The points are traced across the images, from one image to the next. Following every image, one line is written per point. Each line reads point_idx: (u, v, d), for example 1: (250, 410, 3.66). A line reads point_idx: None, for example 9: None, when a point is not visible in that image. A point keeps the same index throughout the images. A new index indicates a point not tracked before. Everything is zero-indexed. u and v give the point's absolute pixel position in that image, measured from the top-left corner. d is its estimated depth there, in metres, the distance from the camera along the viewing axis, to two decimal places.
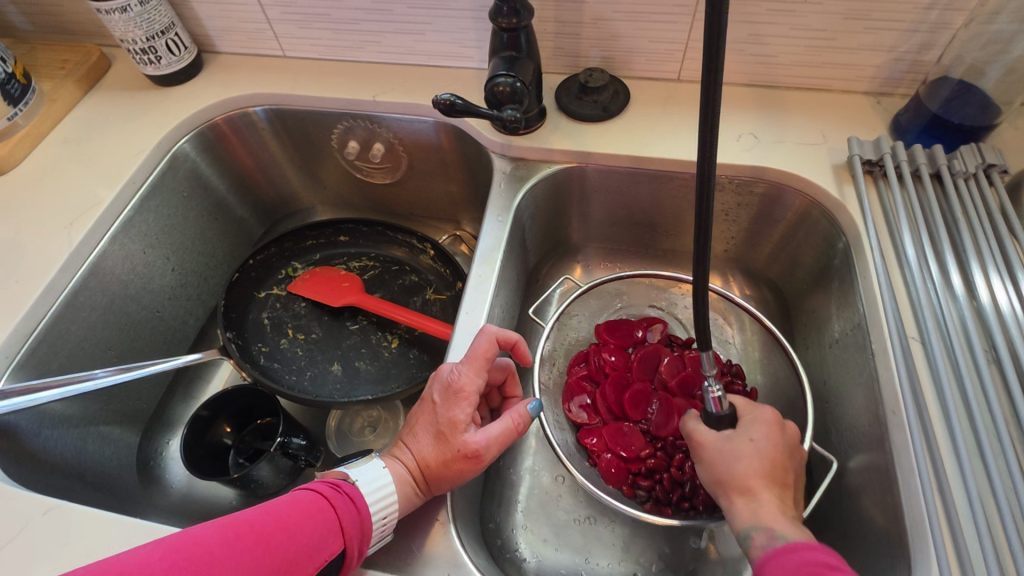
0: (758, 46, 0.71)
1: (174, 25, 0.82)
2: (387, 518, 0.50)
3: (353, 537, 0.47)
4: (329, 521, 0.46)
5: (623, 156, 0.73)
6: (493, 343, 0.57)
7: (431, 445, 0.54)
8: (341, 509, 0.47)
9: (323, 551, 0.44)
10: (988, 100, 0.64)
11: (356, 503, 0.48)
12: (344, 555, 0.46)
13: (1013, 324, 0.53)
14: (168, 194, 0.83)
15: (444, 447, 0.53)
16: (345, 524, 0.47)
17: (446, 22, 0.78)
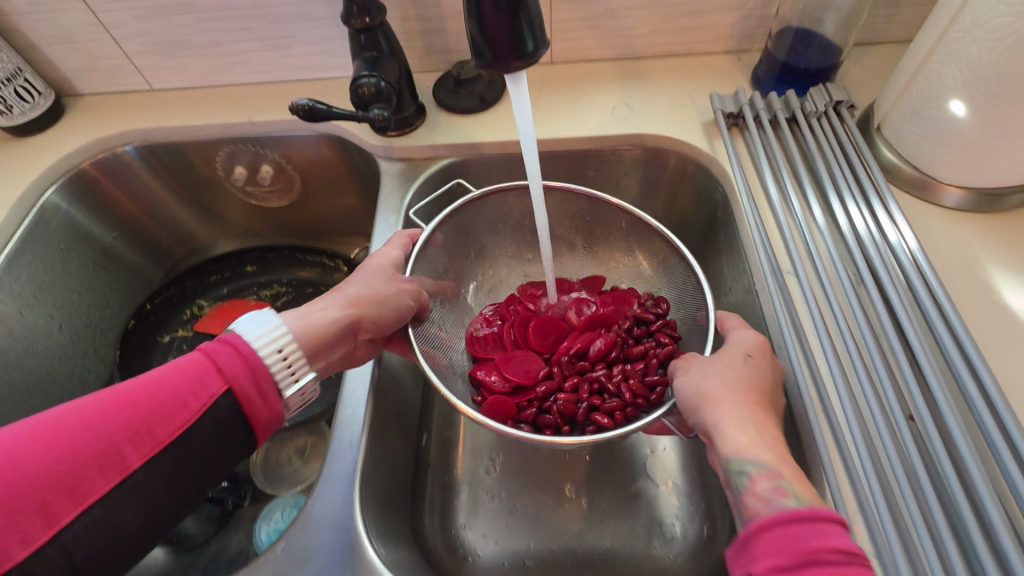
0: (615, 20, 0.74)
1: (21, 71, 0.77)
2: (283, 352, 0.47)
3: (258, 372, 0.46)
4: (236, 363, 0.45)
5: (505, 141, 0.74)
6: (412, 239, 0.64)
7: (361, 283, 0.58)
8: (219, 355, 0.45)
9: (202, 395, 0.44)
10: (827, 44, 0.69)
11: (238, 348, 0.46)
12: (260, 387, 0.46)
13: (871, 244, 0.56)
14: (43, 248, 0.78)
15: (383, 289, 0.58)
16: (250, 362, 0.46)
17: (310, 33, 0.77)
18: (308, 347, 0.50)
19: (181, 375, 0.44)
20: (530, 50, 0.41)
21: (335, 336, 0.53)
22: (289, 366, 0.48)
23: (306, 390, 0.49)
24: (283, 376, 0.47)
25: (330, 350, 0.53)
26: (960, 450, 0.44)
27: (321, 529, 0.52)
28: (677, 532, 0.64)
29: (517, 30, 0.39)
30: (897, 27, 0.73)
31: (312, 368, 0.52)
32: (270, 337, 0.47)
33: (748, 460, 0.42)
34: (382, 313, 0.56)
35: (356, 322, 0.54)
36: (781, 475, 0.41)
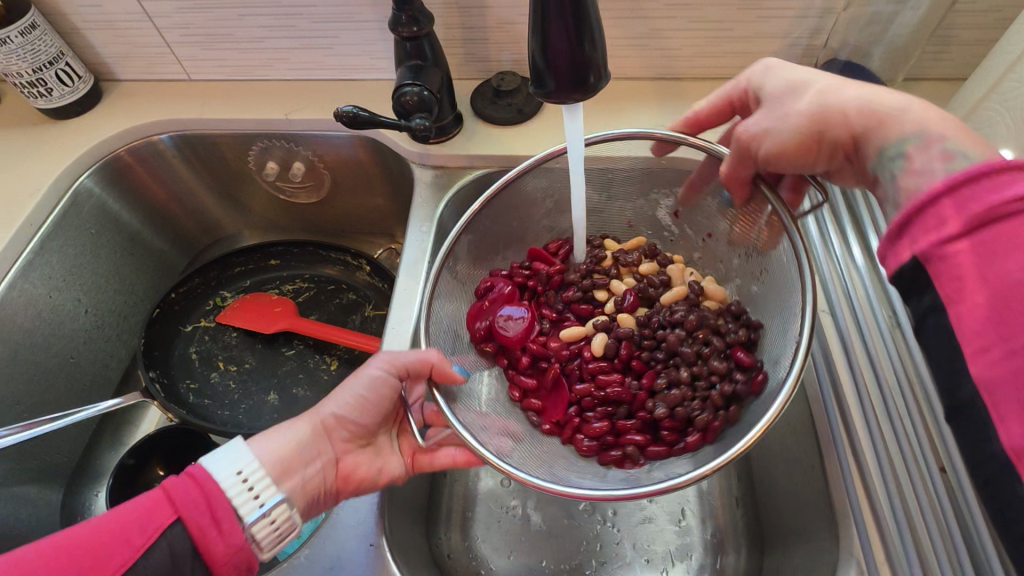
0: (658, 41, 0.74)
1: (63, 55, 0.78)
2: (252, 482, 0.46)
3: (214, 507, 0.44)
4: (191, 499, 0.43)
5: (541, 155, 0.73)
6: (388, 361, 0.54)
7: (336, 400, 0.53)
8: (174, 490, 0.44)
9: (149, 529, 0.42)
10: (874, 79, 0.68)
11: (197, 482, 0.44)
12: (214, 525, 0.43)
13: None
14: (75, 232, 0.78)
15: (354, 396, 0.53)
16: (208, 500, 0.44)
17: (351, 35, 0.77)
18: (274, 466, 0.49)
19: (131, 511, 0.43)
20: (591, 80, 0.40)
21: (303, 449, 0.51)
22: (253, 489, 0.46)
23: (274, 516, 0.46)
24: (245, 500, 0.45)
25: (303, 466, 0.50)
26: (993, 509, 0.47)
27: (342, 539, 0.53)
28: (692, 562, 0.63)
29: (579, 58, 0.39)
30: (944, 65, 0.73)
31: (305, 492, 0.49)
32: (237, 460, 0.47)
33: (903, 141, 0.42)
34: (351, 414, 0.53)
35: (328, 435, 0.53)
36: (951, 151, 0.40)
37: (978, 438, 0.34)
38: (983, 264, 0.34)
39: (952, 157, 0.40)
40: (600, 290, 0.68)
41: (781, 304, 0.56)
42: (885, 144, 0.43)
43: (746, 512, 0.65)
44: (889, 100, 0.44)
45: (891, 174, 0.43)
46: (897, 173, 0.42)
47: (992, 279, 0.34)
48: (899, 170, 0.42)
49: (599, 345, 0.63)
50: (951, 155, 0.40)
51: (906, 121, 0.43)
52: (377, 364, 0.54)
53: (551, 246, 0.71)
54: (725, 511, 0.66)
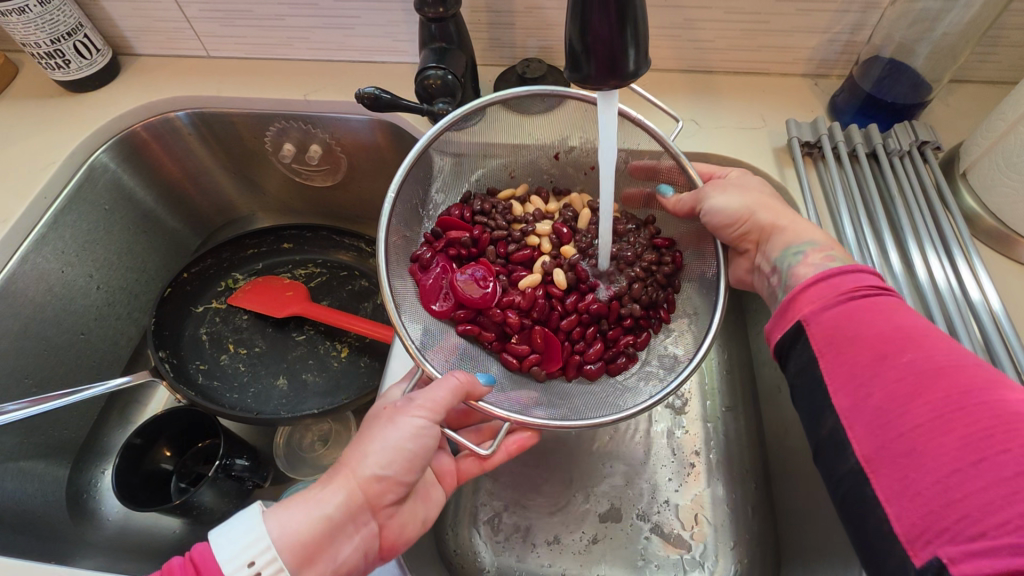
0: (691, 31, 0.71)
1: (82, 26, 0.76)
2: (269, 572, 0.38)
3: None
4: None
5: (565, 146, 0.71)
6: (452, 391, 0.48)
7: (371, 457, 0.44)
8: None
9: None
10: (918, 78, 0.65)
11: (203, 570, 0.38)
12: None
13: (948, 297, 0.53)
14: (89, 207, 0.77)
15: (397, 447, 0.45)
16: None
17: (375, 16, 0.75)
18: (300, 555, 0.40)
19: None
20: (629, 68, 0.38)
21: (336, 532, 0.42)
22: None
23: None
24: None
25: (338, 551, 0.42)
26: None
27: None
28: (704, 571, 0.62)
29: (619, 43, 0.37)
30: (991, 67, 0.69)
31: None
32: (249, 543, 0.39)
33: (803, 244, 0.52)
34: (387, 470, 0.45)
35: (362, 503, 0.44)
36: (832, 251, 0.50)
37: (869, 520, 0.36)
38: (837, 325, 0.42)
39: (832, 263, 0.49)
40: (528, 235, 0.71)
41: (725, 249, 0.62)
42: (786, 245, 0.53)
43: (763, 521, 0.64)
44: (785, 212, 0.55)
45: (786, 268, 0.52)
46: (794, 266, 0.51)
47: (890, 373, 0.38)
48: (795, 262, 0.51)
49: (562, 280, 0.66)
50: (830, 258, 0.50)
51: (814, 231, 0.53)
52: (444, 397, 0.48)
53: (455, 212, 0.71)
54: (739, 520, 0.64)
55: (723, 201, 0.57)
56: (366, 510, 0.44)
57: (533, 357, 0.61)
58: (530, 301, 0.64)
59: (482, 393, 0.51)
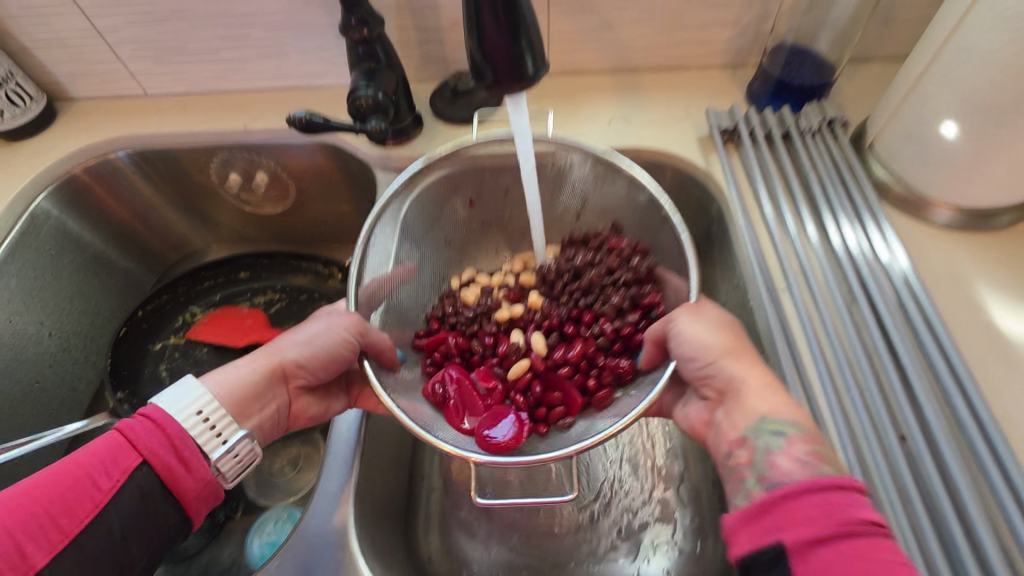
0: (611, 34, 0.74)
1: (13, 75, 0.76)
2: (222, 432, 0.48)
3: (184, 449, 0.46)
4: (151, 443, 0.45)
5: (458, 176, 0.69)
6: (356, 328, 0.56)
7: (296, 347, 0.56)
8: (139, 441, 0.45)
9: (112, 475, 0.44)
10: (821, 61, 0.70)
11: (163, 430, 0.46)
12: (181, 468, 0.46)
13: (860, 263, 0.58)
14: (34, 254, 0.77)
15: (302, 346, 0.56)
16: (176, 443, 0.46)
17: (307, 42, 0.77)
18: (233, 404, 0.51)
19: (93, 458, 0.45)
20: (529, 72, 0.41)
21: (260, 393, 0.54)
22: (212, 426, 0.48)
23: (238, 451, 0.48)
24: (205, 437, 0.47)
25: (258, 406, 0.53)
26: (950, 472, 0.47)
27: (311, 547, 0.52)
28: (670, 548, 0.64)
29: (516, 51, 0.40)
30: (890, 44, 0.75)
31: (243, 426, 0.52)
32: (195, 399, 0.48)
33: (787, 422, 0.44)
34: (304, 357, 0.56)
35: (278, 371, 0.55)
36: (818, 442, 0.43)
37: None
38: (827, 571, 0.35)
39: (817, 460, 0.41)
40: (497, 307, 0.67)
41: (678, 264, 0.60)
42: (762, 416, 0.45)
43: (721, 494, 0.66)
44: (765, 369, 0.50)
45: (762, 449, 0.43)
46: (771, 449, 0.43)
47: None
48: (775, 444, 0.43)
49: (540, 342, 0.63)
50: (817, 454, 0.42)
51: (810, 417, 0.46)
52: (343, 330, 0.55)
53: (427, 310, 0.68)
54: (701, 497, 0.66)
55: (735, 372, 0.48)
56: (280, 381, 0.56)
57: (556, 410, 0.58)
58: (524, 379, 0.61)
59: (376, 330, 0.57)
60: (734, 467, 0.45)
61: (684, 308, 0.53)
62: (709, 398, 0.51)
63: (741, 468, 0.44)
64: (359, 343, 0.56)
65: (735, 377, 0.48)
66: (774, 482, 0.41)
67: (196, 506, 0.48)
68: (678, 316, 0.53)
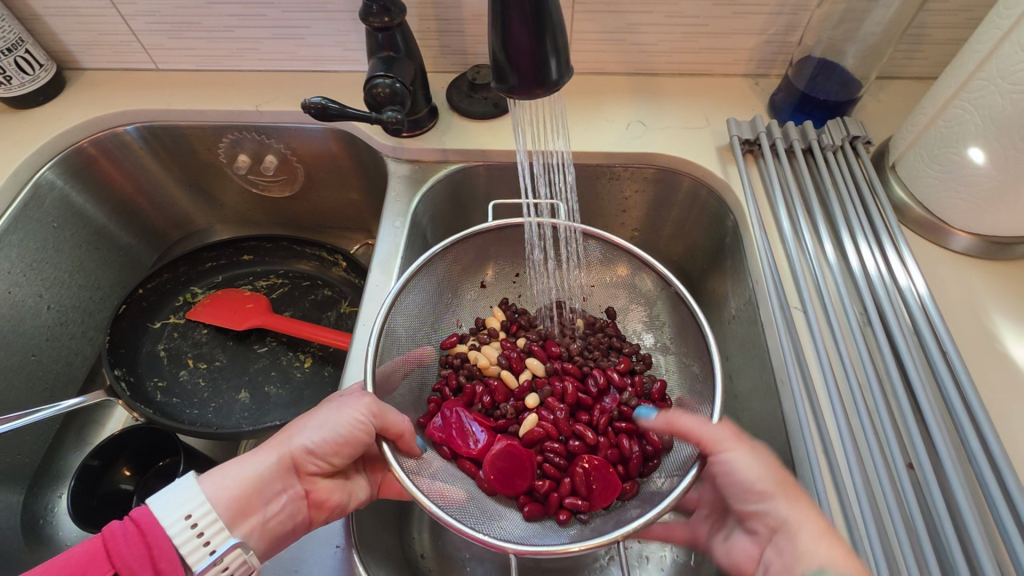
0: (635, 36, 0.73)
1: (23, 42, 0.75)
2: (225, 560, 0.42)
3: (162, 561, 0.39)
4: (132, 553, 0.39)
5: (495, 242, 0.72)
6: (366, 415, 0.50)
7: (307, 434, 0.50)
8: (121, 550, 0.39)
9: None
10: (848, 76, 0.68)
11: (147, 540, 0.40)
12: None
13: (877, 285, 0.57)
14: (35, 224, 0.75)
15: (317, 432, 0.50)
16: (155, 554, 0.40)
17: (325, 25, 0.76)
18: (231, 508, 0.45)
19: (65, 567, 0.38)
20: (553, 77, 0.40)
21: (263, 486, 0.47)
22: (202, 535, 0.41)
23: (228, 563, 0.42)
24: (193, 547, 0.41)
25: (262, 504, 0.47)
26: (958, 504, 0.46)
27: (306, 539, 0.52)
28: (665, 559, 0.63)
29: (541, 54, 0.39)
30: (918, 63, 0.73)
31: (239, 529, 0.45)
32: (188, 499, 0.42)
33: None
34: (315, 444, 0.50)
35: (286, 465, 0.49)
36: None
37: None
38: None
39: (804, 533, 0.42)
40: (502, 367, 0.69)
41: (697, 337, 0.62)
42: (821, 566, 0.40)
43: None
44: None
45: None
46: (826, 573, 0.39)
47: None
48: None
49: (534, 398, 0.66)
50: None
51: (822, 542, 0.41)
52: (354, 413, 0.50)
53: (449, 340, 0.70)
54: None
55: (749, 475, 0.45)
56: (291, 472, 0.50)
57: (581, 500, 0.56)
58: (534, 433, 0.62)
59: (389, 409, 0.52)
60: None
61: (726, 431, 0.49)
62: (757, 532, 0.47)
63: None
64: (371, 432, 0.51)
65: (788, 517, 0.43)
66: None
67: None
68: (724, 439, 0.48)
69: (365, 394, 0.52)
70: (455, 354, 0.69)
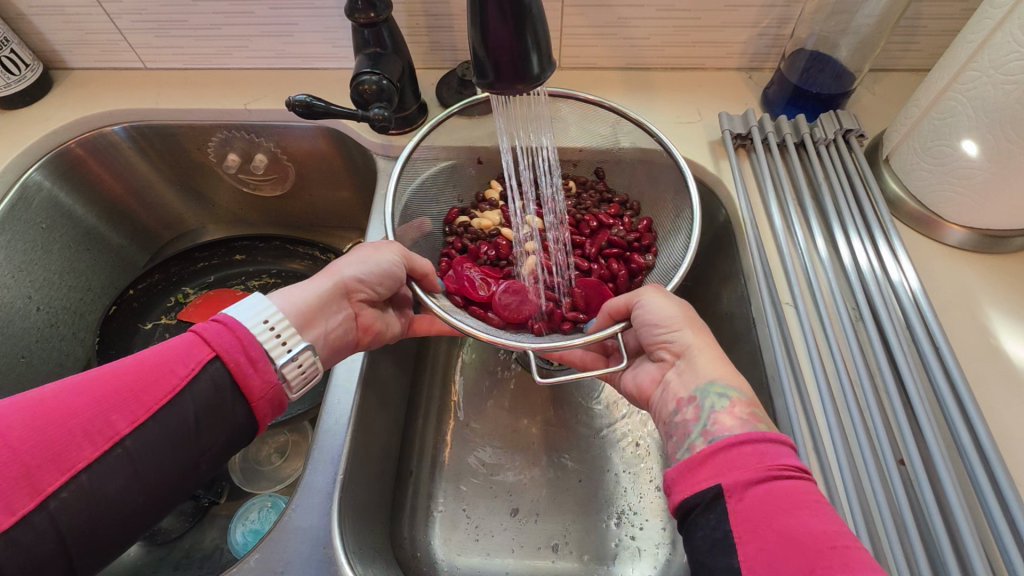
0: (625, 30, 0.72)
1: (9, 42, 0.74)
2: (300, 360, 0.46)
3: (248, 355, 0.45)
4: (226, 341, 0.44)
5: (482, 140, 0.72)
6: (400, 254, 0.56)
7: (352, 262, 0.55)
8: (218, 339, 0.44)
9: (189, 363, 0.43)
10: (842, 69, 0.67)
11: (240, 331, 0.45)
12: (252, 376, 0.45)
13: (869, 280, 0.57)
14: (22, 226, 0.75)
15: (361, 263, 0.55)
16: (245, 344, 0.45)
17: (312, 22, 0.75)
18: (299, 316, 0.50)
19: (172, 349, 0.44)
20: (534, 72, 0.40)
21: (324, 304, 0.52)
22: (280, 335, 0.46)
23: (302, 361, 0.47)
24: (273, 344, 0.46)
25: (323, 319, 0.52)
26: (950, 502, 0.45)
27: (293, 543, 0.51)
28: (658, 558, 0.63)
29: (521, 48, 0.38)
30: (913, 56, 0.73)
31: (308, 335, 0.51)
32: (264, 305, 0.47)
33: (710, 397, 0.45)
34: (364, 274, 0.55)
35: (342, 288, 0.54)
36: (756, 406, 0.44)
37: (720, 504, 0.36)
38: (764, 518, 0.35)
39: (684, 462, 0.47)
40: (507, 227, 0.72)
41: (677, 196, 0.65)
42: (710, 379, 0.46)
43: None
44: None
45: (706, 408, 0.45)
46: (716, 408, 0.44)
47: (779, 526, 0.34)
48: (718, 405, 0.44)
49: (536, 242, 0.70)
50: (755, 415, 0.43)
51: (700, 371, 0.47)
52: (391, 252, 0.55)
53: (453, 214, 0.73)
54: None
55: (660, 315, 0.51)
56: (344, 296, 0.55)
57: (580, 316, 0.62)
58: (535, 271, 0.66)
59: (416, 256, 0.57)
60: (677, 425, 0.46)
61: (649, 288, 0.53)
62: (663, 360, 0.52)
63: (686, 424, 0.45)
64: (406, 269, 0.57)
65: (690, 344, 0.49)
66: (716, 436, 0.42)
67: (260, 409, 0.46)
68: (644, 291, 0.53)
69: (393, 241, 0.57)
70: (457, 223, 0.72)
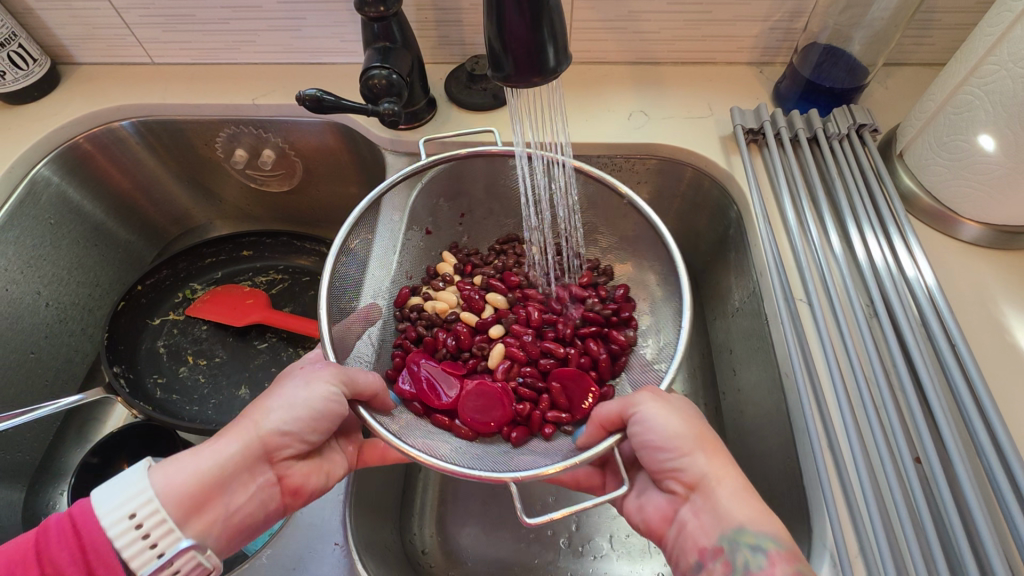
0: (635, 24, 0.72)
1: (16, 37, 0.74)
2: (170, 565, 0.40)
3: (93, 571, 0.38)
4: (63, 556, 0.38)
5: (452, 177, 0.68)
6: (337, 379, 0.49)
7: (277, 407, 0.47)
8: (55, 552, 0.38)
9: None
10: (854, 63, 0.67)
11: (84, 542, 0.39)
12: None
13: (884, 277, 0.56)
14: (31, 221, 0.75)
15: (287, 409, 0.47)
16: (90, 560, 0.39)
17: (321, 16, 0.74)
18: (186, 505, 0.42)
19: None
20: (551, 65, 0.39)
21: (229, 476, 0.45)
22: (146, 535, 0.40)
23: (177, 565, 0.41)
24: (136, 549, 0.39)
25: (224, 497, 0.44)
26: (967, 502, 0.44)
27: (304, 539, 0.52)
28: None
29: (538, 41, 0.38)
30: (926, 50, 0.72)
31: (194, 527, 0.42)
32: (131, 496, 0.40)
33: (753, 541, 0.41)
34: (288, 423, 0.47)
35: (256, 450, 0.46)
36: (800, 559, 0.40)
37: None
38: None
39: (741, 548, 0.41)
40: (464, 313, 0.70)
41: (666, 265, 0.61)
42: (738, 526, 0.42)
43: None
44: None
45: (741, 567, 0.40)
46: (751, 568, 0.40)
47: None
48: (755, 564, 0.40)
49: (496, 330, 0.68)
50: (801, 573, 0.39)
51: (740, 505, 0.43)
52: (325, 383, 0.48)
53: (402, 292, 0.69)
54: None
55: (665, 435, 0.46)
56: (261, 458, 0.47)
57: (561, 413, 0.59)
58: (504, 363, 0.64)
59: (353, 369, 0.51)
60: None
61: (647, 393, 0.49)
62: (675, 492, 0.47)
63: None
64: (346, 402, 0.50)
65: (708, 472, 0.45)
66: None
67: None
68: (641, 398, 0.49)
69: (328, 364, 0.50)
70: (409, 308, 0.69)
